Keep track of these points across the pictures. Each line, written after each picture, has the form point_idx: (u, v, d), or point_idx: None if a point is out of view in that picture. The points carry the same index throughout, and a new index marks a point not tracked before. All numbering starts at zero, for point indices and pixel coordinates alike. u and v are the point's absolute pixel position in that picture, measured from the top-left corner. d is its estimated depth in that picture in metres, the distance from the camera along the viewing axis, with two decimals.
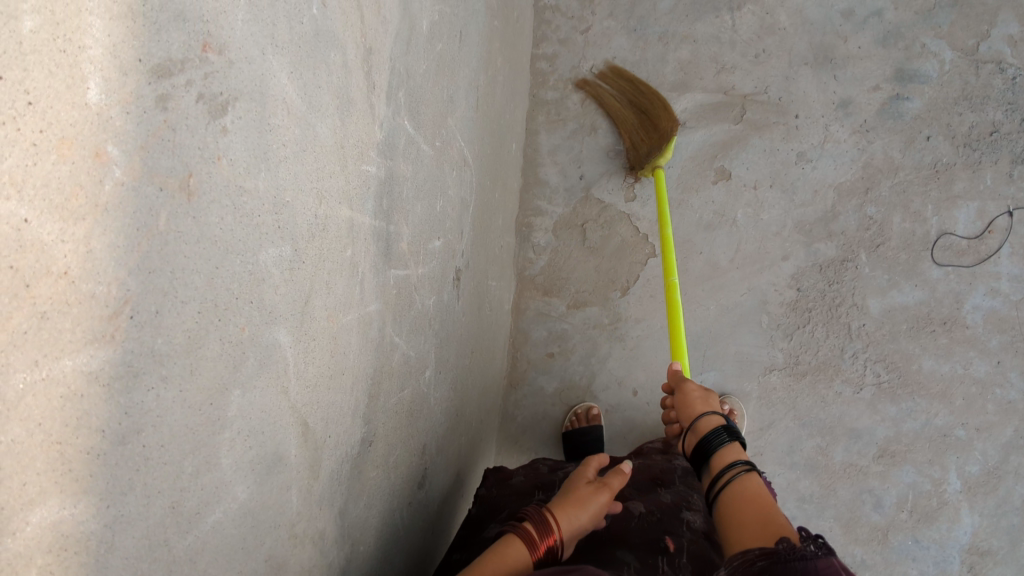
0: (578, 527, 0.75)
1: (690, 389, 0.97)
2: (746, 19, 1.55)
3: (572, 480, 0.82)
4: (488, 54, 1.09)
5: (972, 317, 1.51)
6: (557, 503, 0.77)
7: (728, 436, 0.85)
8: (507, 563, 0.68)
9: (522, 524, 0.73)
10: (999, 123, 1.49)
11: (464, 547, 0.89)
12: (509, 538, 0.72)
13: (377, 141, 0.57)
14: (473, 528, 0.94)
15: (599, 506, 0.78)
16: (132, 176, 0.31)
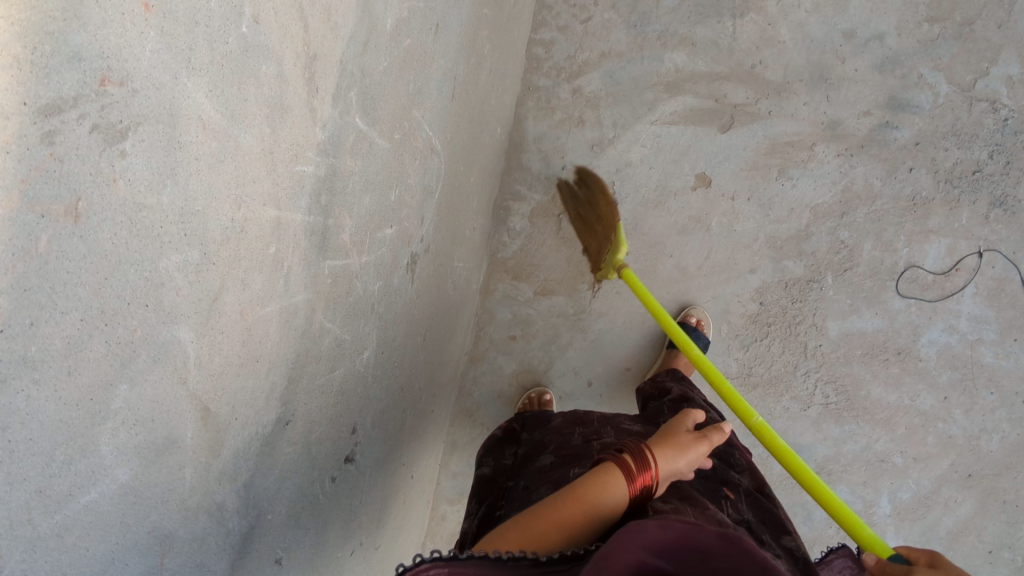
0: (674, 468, 0.81)
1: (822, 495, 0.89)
2: (747, 28, 1.53)
3: (672, 425, 0.87)
4: (472, 42, 1.10)
5: (926, 350, 1.54)
6: (659, 444, 0.83)
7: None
8: (609, 493, 0.74)
9: (621, 457, 0.79)
10: (983, 163, 1.50)
11: (517, 475, 1.11)
12: (609, 468, 0.77)
13: (319, 139, 0.60)
14: (525, 461, 1.14)
15: (696, 455, 0.84)
16: (10, 208, 0.29)
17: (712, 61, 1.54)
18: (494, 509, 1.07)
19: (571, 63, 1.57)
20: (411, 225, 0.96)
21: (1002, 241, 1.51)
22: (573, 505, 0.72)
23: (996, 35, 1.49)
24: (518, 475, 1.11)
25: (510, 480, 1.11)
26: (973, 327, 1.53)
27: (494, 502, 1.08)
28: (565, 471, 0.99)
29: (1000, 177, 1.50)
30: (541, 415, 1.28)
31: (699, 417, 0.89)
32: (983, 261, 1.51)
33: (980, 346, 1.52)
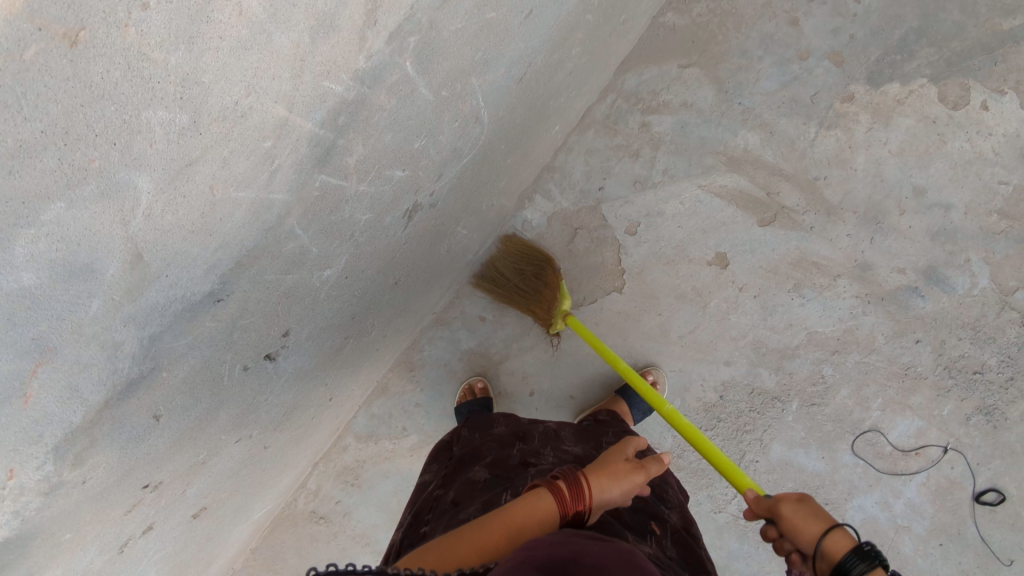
0: (607, 496, 0.84)
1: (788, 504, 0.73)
2: (827, 141, 1.53)
3: (610, 456, 0.91)
4: (562, 39, 1.11)
5: (852, 514, 1.56)
6: (594, 472, 0.86)
7: (857, 554, 0.64)
8: (536, 513, 0.77)
9: (556, 482, 0.81)
10: (988, 367, 1.49)
11: (447, 486, 1.11)
12: (541, 491, 0.80)
13: (357, 67, 0.61)
14: (459, 468, 1.15)
15: (631, 484, 0.87)
16: (10, 12, 0.32)
17: (780, 156, 1.55)
18: (420, 524, 1.05)
19: (652, 98, 1.58)
20: (425, 177, 0.98)
21: (972, 446, 1.50)
22: (498, 527, 0.75)
23: None
24: (447, 486, 1.11)
25: (440, 488, 1.12)
26: (906, 513, 1.54)
27: (422, 516, 1.07)
28: (495, 493, 0.98)
29: (997, 388, 1.49)
30: (483, 420, 1.30)
31: (641, 447, 0.93)
32: (944, 457, 1.51)
33: (904, 534, 1.54)
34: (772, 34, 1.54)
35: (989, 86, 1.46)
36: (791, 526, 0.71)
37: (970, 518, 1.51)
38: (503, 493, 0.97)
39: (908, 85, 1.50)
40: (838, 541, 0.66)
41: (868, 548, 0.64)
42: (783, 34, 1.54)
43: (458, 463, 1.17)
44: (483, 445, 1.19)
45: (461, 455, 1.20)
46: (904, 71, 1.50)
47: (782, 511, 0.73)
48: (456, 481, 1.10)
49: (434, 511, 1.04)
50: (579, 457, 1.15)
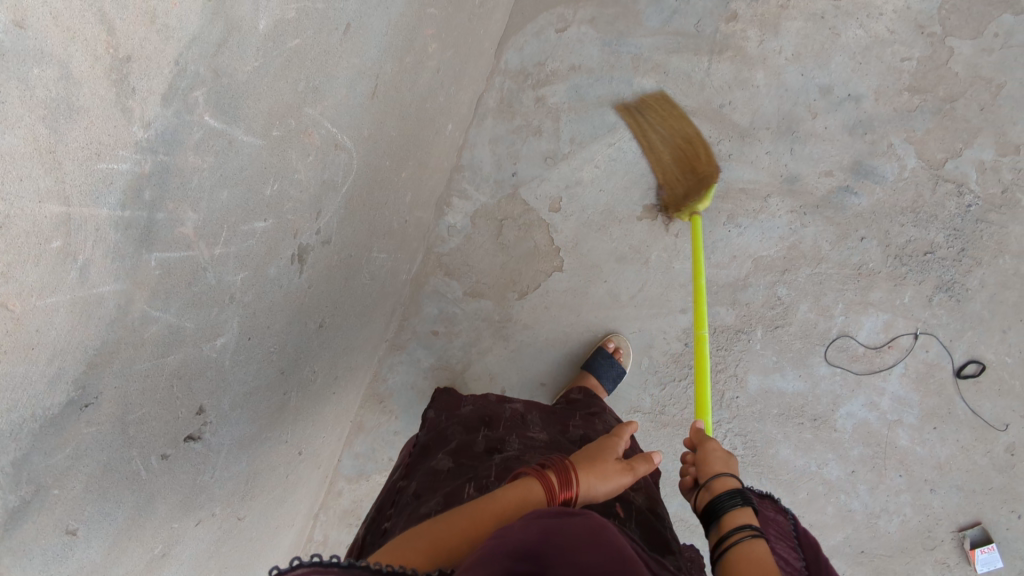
0: (592, 493, 0.84)
1: (713, 447, 0.89)
2: (722, 67, 1.49)
3: (601, 450, 0.90)
4: (408, 42, 1.08)
5: (843, 423, 1.53)
6: (583, 466, 0.85)
7: (743, 500, 0.77)
8: (525, 504, 0.76)
9: (545, 473, 0.81)
10: (937, 245, 1.48)
11: (411, 475, 1.10)
12: (530, 482, 0.79)
13: (136, 138, 0.59)
14: (423, 456, 1.14)
15: (616, 484, 0.87)
16: None
17: (680, 94, 1.51)
18: (384, 518, 1.05)
19: (539, 69, 1.54)
20: (300, 218, 0.96)
21: (941, 326, 1.49)
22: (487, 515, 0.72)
23: (976, 117, 1.46)
24: (411, 475, 1.10)
25: (406, 479, 1.11)
26: (894, 407, 1.51)
27: (386, 510, 1.06)
28: (457, 484, 0.96)
29: (950, 263, 1.48)
30: (452, 399, 1.29)
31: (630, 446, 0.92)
32: (917, 343, 1.49)
33: (898, 428, 1.51)
34: None
35: None
36: (706, 462, 0.87)
37: (957, 395, 1.49)
38: (465, 486, 0.95)
39: None
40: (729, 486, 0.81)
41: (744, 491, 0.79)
42: None
43: (422, 450, 1.16)
44: (447, 429, 1.17)
45: (427, 439, 1.18)
46: None
47: (708, 451, 0.89)
48: (419, 471, 1.09)
49: (398, 505, 1.03)
50: (547, 440, 1.12)
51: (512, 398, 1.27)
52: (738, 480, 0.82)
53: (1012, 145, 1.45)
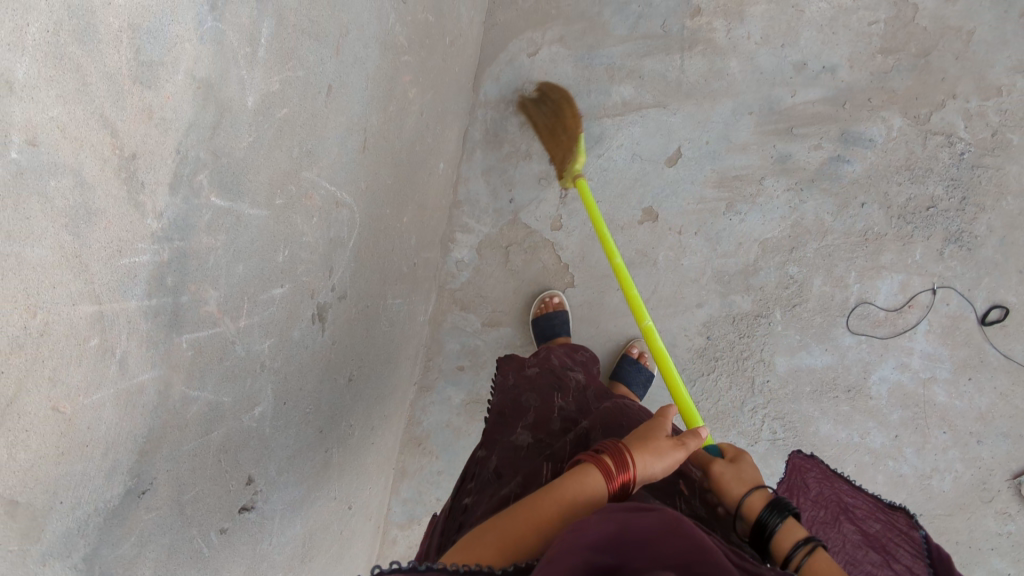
0: (650, 472, 0.80)
1: (720, 467, 0.86)
2: (695, 61, 1.51)
3: (653, 427, 0.86)
4: (389, 92, 1.11)
5: (877, 389, 1.53)
6: (637, 444, 0.81)
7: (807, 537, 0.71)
8: (585, 492, 0.73)
9: (601, 457, 0.77)
10: (938, 198, 1.49)
11: (490, 448, 1.11)
12: (587, 467, 0.76)
13: (151, 229, 0.62)
14: (500, 427, 1.15)
15: (672, 460, 0.83)
16: None
17: (659, 95, 1.53)
18: (466, 491, 1.06)
19: (518, 94, 1.56)
20: (314, 277, 0.98)
21: (957, 277, 1.49)
22: (550, 505, 0.70)
23: (954, 67, 1.47)
24: (490, 446, 1.11)
25: (484, 450, 1.11)
26: (925, 365, 1.51)
27: (467, 482, 1.07)
28: (536, 467, 0.96)
29: (955, 213, 1.49)
30: (516, 370, 1.31)
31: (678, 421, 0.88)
32: (937, 298, 1.50)
33: (933, 385, 1.51)
34: None
35: None
36: (720, 482, 0.84)
37: (986, 341, 1.49)
38: (544, 468, 0.95)
39: None
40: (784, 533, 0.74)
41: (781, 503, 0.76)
42: None
43: (498, 422, 1.17)
44: (522, 400, 1.18)
45: (500, 410, 1.19)
46: None
47: (715, 470, 0.85)
48: (498, 444, 1.09)
49: (479, 481, 1.04)
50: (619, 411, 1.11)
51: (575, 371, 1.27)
52: (765, 489, 0.80)
53: (994, 87, 1.46)
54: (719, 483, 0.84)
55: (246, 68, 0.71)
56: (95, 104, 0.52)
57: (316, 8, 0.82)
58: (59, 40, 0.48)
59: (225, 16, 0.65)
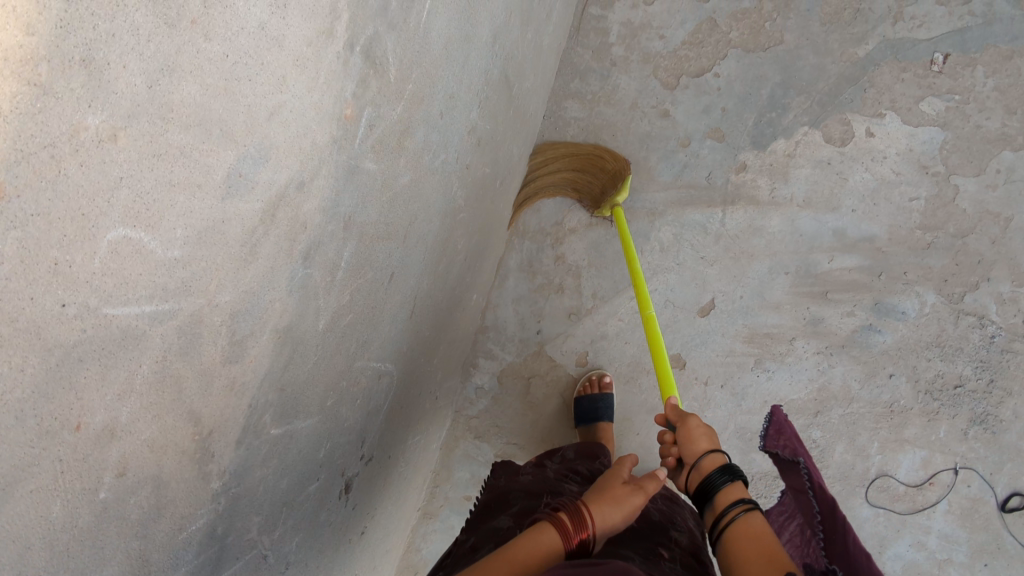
0: (609, 524, 0.77)
1: (694, 422, 0.87)
2: (736, 215, 1.53)
3: (608, 479, 0.84)
4: (444, 251, 1.10)
5: (891, 564, 1.48)
6: (592, 498, 0.79)
7: (731, 477, 0.79)
8: (540, 546, 0.70)
9: (557, 514, 0.75)
10: (966, 377, 1.46)
11: (471, 532, 1.03)
12: (542, 525, 0.73)
13: (212, 491, 0.57)
14: (484, 514, 1.07)
15: (630, 510, 0.80)
16: None
17: (698, 246, 1.54)
18: (440, 568, 0.98)
19: (557, 229, 1.58)
20: (348, 453, 0.94)
21: (980, 459, 1.45)
22: (501, 562, 0.67)
23: (990, 250, 1.46)
24: (472, 531, 1.03)
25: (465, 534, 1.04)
26: (942, 546, 1.47)
27: (443, 562, 0.99)
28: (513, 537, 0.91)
29: (982, 394, 1.46)
30: (512, 465, 1.19)
31: (635, 468, 0.86)
32: (958, 478, 1.46)
33: (948, 566, 1.47)
34: (648, 132, 1.56)
35: (867, 114, 1.49)
36: (688, 434, 0.86)
37: (1004, 528, 1.44)
38: None
39: (791, 138, 1.52)
40: (713, 460, 0.82)
41: (732, 467, 0.79)
42: (658, 129, 1.56)
43: (482, 509, 1.08)
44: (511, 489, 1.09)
45: (486, 500, 1.10)
46: (784, 126, 1.52)
47: (688, 422, 0.87)
48: (480, 527, 1.02)
49: (456, 556, 0.97)
50: None
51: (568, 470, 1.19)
52: (725, 455, 0.83)
53: None
54: (684, 438, 0.86)
55: (324, 296, 0.67)
56: (186, 404, 0.48)
57: (393, 210, 0.79)
58: (166, 364, 0.44)
59: (315, 261, 0.62)
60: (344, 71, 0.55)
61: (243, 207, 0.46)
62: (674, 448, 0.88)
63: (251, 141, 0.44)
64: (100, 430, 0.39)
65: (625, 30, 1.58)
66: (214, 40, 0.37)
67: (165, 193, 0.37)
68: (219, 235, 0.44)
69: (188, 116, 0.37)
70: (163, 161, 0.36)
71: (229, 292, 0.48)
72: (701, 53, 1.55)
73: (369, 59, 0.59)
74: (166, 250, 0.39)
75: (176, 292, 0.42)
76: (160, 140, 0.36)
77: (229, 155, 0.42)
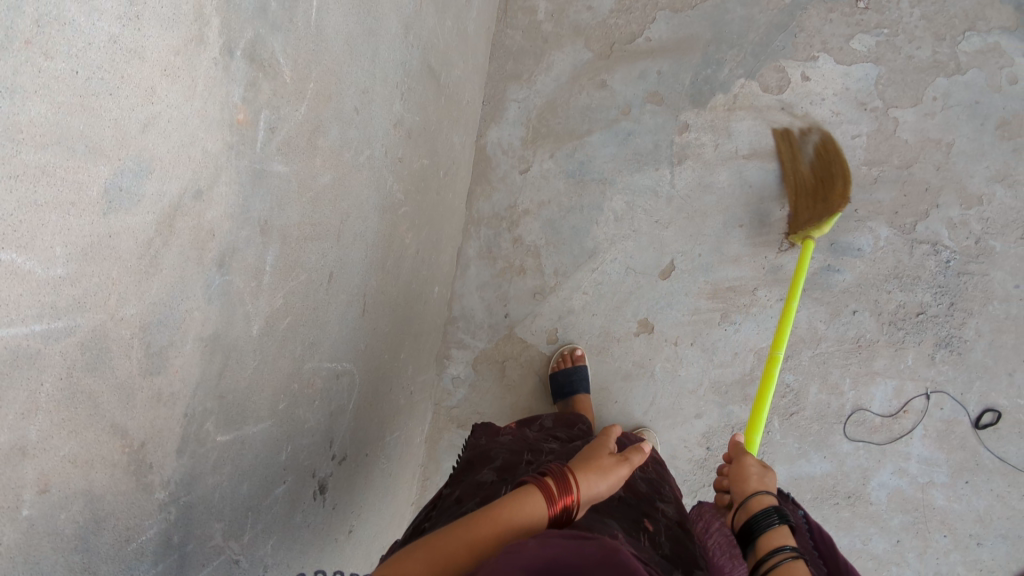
0: (595, 491, 0.78)
1: (749, 462, 0.84)
2: (684, 174, 1.54)
3: (594, 447, 0.85)
4: (390, 245, 1.11)
5: (877, 493, 1.52)
6: (579, 465, 0.80)
7: (780, 520, 0.73)
8: (526, 511, 0.70)
9: (544, 478, 0.75)
10: (927, 305, 1.48)
11: (455, 485, 1.04)
12: (529, 489, 0.74)
13: (159, 501, 0.59)
14: (468, 469, 1.07)
15: (616, 478, 0.81)
16: None
17: (651, 210, 1.55)
18: (423, 519, 0.98)
19: (512, 212, 1.60)
20: (316, 454, 0.96)
21: (950, 382, 1.48)
22: (487, 523, 0.67)
23: (935, 177, 1.47)
24: (455, 485, 1.03)
25: (447, 490, 1.04)
26: (922, 470, 1.50)
27: (427, 512, 1.00)
28: (498, 492, 0.92)
29: (945, 319, 1.48)
30: (493, 425, 1.20)
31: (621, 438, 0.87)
32: (931, 403, 1.48)
33: (931, 489, 1.49)
34: (588, 104, 1.58)
35: (800, 59, 1.51)
36: (740, 474, 0.82)
37: (981, 445, 1.47)
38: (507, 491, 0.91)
39: (729, 92, 1.54)
40: (765, 501, 0.77)
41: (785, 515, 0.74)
42: (598, 100, 1.57)
43: (466, 466, 1.09)
44: (493, 449, 1.10)
45: (470, 457, 1.11)
46: (721, 81, 1.54)
47: (744, 461, 0.84)
48: (464, 482, 1.02)
49: (439, 509, 0.98)
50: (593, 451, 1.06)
51: (555, 432, 1.20)
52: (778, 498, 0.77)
53: (975, 196, 1.46)
54: (738, 477, 0.82)
55: (252, 301, 0.69)
56: (107, 418, 0.50)
57: (318, 210, 0.80)
58: (74, 380, 0.45)
59: (233, 267, 0.63)
60: (226, 76, 0.56)
61: (132, 220, 0.47)
62: (726, 482, 0.85)
63: (125, 154, 0.46)
64: (9, 449, 0.41)
65: (552, 6, 1.61)
66: (57, 58, 0.39)
67: (32, 212, 0.39)
68: (109, 249, 0.46)
69: (42, 135, 0.38)
70: (21, 182, 0.38)
71: (135, 305, 0.50)
72: (631, 18, 1.57)
73: (254, 62, 0.60)
74: (47, 269, 0.41)
75: (69, 309, 0.43)
76: (13, 161, 0.37)
77: (102, 170, 0.44)
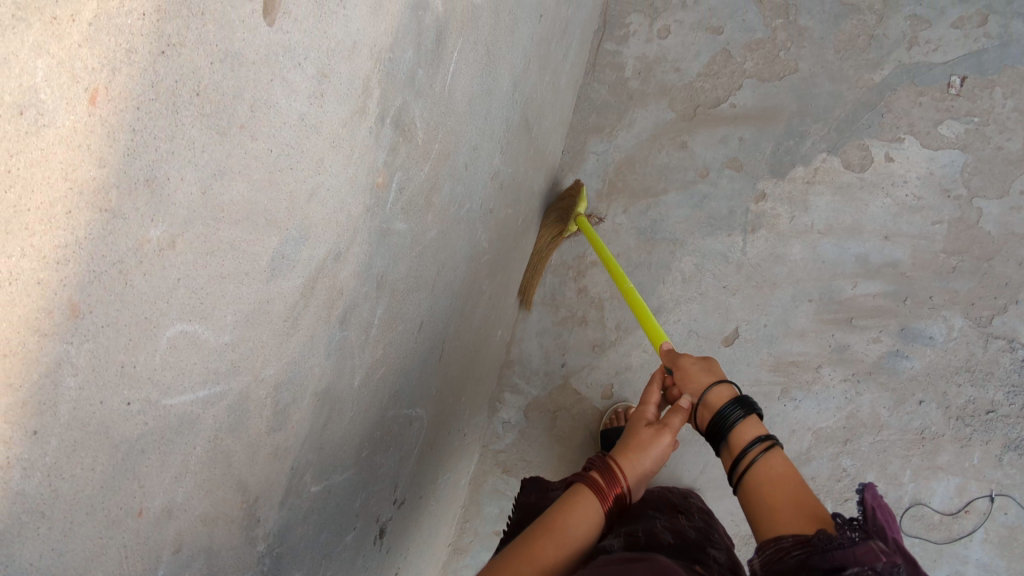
0: (641, 470, 0.76)
1: (688, 362, 0.86)
2: (757, 244, 1.53)
3: (633, 420, 0.81)
4: (469, 292, 1.11)
5: None
6: (618, 449, 0.77)
7: (741, 408, 0.76)
8: (577, 518, 0.69)
9: (589, 474, 0.74)
10: (998, 403, 1.44)
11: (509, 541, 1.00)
12: (577, 490, 0.72)
13: (258, 554, 0.58)
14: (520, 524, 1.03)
15: (660, 450, 0.77)
16: None
17: (720, 275, 1.54)
18: None
19: (579, 261, 1.60)
20: (382, 499, 0.95)
21: (1016, 486, 1.43)
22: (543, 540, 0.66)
23: (1016, 273, 1.44)
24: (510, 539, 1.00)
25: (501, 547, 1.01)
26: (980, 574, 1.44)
27: None
28: None
29: (1015, 420, 1.43)
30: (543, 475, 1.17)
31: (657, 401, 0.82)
32: (994, 506, 1.43)
33: None
34: (666, 163, 1.58)
35: (885, 139, 1.50)
36: (686, 376, 0.85)
37: None
38: None
39: (811, 164, 1.52)
40: (722, 393, 0.79)
41: (745, 398, 0.77)
42: (676, 160, 1.58)
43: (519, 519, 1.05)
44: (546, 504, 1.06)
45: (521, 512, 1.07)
46: (802, 153, 1.53)
47: (683, 365, 0.86)
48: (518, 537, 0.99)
49: None
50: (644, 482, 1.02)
51: None
52: (729, 383, 0.81)
53: None
54: (686, 379, 0.85)
55: (359, 353, 0.69)
56: (234, 474, 0.49)
57: (421, 263, 0.80)
58: (218, 441, 0.45)
59: (351, 322, 0.63)
60: (376, 142, 0.56)
61: (286, 285, 0.48)
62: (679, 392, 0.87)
63: (292, 223, 0.46)
64: (159, 513, 0.41)
65: (639, 64, 1.62)
66: (260, 138, 0.39)
67: (216, 284, 0.39)
68: (265, 314, 0.46)
69: (236, 213, 0.39)
70: (214, 257, 0.38)
71: (273, 365, 0.50)
72: (717, 83, 1.58)
73: (399, 127, 0.61)
74: (218, 336, 0.41)
75: (226, 374, 0.43)
76: (213, 237, 0.37)
77: (273, 241, 0.44)
